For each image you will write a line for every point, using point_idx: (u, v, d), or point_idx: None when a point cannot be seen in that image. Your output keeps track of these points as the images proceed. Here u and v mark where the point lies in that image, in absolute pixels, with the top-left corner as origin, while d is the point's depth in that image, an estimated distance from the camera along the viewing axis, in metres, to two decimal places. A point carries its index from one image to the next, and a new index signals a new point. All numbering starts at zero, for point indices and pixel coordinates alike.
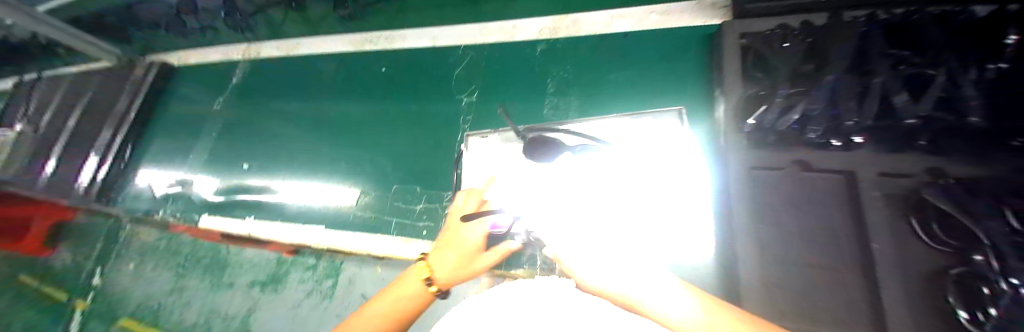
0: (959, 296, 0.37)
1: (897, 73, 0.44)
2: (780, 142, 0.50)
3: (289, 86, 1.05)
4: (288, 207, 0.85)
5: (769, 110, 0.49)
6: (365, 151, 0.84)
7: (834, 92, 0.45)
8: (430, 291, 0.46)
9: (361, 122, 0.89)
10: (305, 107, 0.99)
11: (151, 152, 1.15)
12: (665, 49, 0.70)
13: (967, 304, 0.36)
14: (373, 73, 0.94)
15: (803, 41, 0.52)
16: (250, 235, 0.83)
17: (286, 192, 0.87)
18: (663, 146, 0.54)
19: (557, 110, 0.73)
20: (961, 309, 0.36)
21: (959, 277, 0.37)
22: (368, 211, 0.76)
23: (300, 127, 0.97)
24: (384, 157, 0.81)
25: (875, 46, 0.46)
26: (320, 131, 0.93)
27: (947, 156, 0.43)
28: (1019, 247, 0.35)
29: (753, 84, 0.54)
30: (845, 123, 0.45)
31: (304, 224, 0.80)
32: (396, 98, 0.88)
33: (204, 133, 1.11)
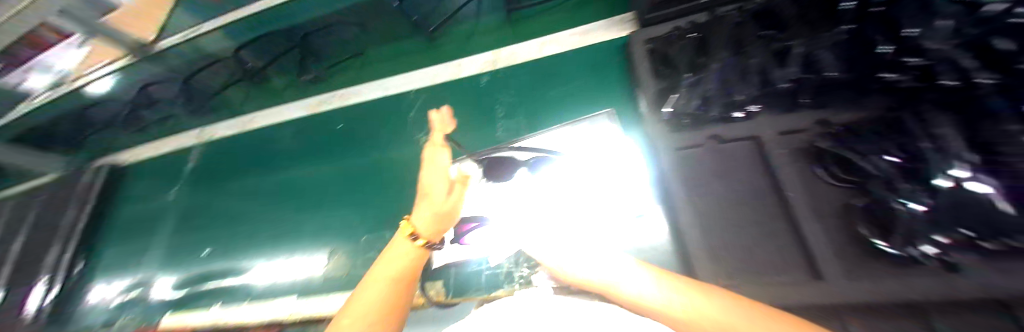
0: (870, 225, 0.41)
1: (767, 51, 0.52)
2: (695, 123, 0.56)
3: (251, 162, 1.06)
4: (256, 284, 0.81)
5: (679, 98, 0.57)
6: (331, 209, 0.84)
7: (722, 75, 0.54)
8: (419, 246, 0.39)
9: (325, 182, 0.91)
10: (270, 178, 1.00)
11: (102, 260, 1.07)
12: (592, 62, 0.76)
13: (878, 232, 0.40)
14: (331, 133, 0.98)
15: (694, 37, 0.61)
16: (216, 323, 0.77)
17: (253, 269, 0.84)
18: (602, 148, 0.62)
19: (510, 132, 0.74)
20: (876, 237, 0.40)
21: (865, 208, 0.42)
22: (339, 269, 0.73)
23: (265, 199, 0.96)
24: (349, 212, 0.81)
25: (746, 32, 0.55)
26: (285, 199, 0.94)
27: (828, 108, 0.50)
28: None
29: (663, 78, 0.61)
30: (737, 97, 0.52)
31: (274, 299, 0.76)
32: (355, 152, 0.91)
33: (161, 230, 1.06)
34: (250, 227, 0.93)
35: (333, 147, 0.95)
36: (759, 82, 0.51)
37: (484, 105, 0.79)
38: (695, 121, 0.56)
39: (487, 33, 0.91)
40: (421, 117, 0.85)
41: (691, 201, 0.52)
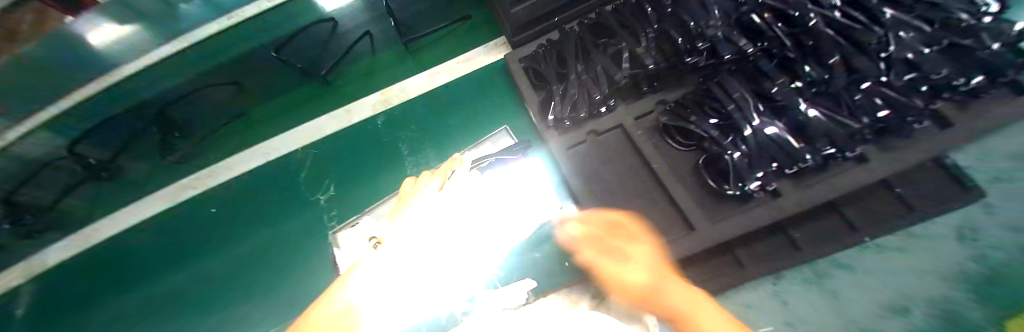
0: (712, 175, 0.51)
1: (605, 55, 0.61)
2: (575, 124, 0.62)
3: (101, 280, 0.83)
4: None
5: (555, 105, 0.62)
6: (233, 305, 0.72)
7: (580, 81, 0.61)
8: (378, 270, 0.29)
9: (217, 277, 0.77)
10: (140, 292, 0.80)
11: None
12: (482, 85, 0.80)
13: (718, 178, 0.51)
14: (213, 218, 0.82)
15: (552, 52, 0.68)
16: None
17: None
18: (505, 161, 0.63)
19: (419, 166, 0.74)
20: (717, 183, 0.50)
21: (706, 162, 0.52)
22: None
23: (137, 321, 0.77)
24: (258, 301, 0.71)
25: (588, 42, 0.64)
26: (165, 312, 0.76)
27: (662, 91, 0.60)
28: (718, 128, 0.52)
29: (541, 91, 0.69)
30: (596, 97, 0.59)
31: None
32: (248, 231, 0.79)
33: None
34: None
35: (221, 233, 0.80)
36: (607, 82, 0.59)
37: (389, 145, 0.78)
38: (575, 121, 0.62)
39: (370, 73, 0.86)
40: (318, 175, 0.79)
41: (583, 194, 0.57)
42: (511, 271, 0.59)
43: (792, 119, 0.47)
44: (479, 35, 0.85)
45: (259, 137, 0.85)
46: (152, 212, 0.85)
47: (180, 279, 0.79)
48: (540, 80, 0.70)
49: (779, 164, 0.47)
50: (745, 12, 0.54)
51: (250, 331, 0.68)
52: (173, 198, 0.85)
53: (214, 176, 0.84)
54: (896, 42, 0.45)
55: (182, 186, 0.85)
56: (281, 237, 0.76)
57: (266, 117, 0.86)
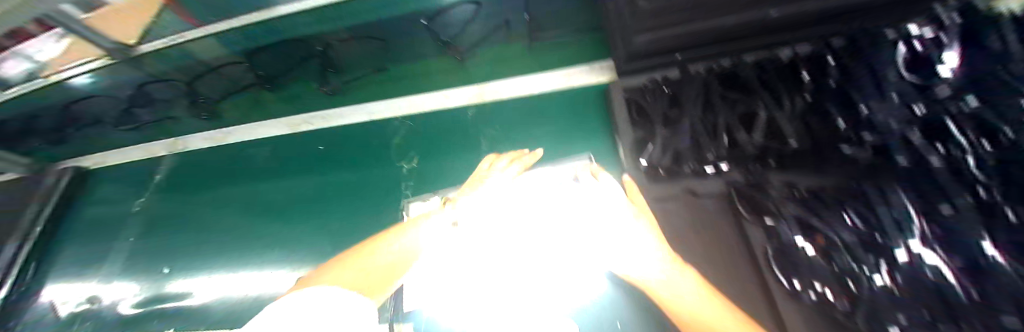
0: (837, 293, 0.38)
1: (733, 114, 0.54)
2: (670, 175, 0.55)
3: (218, 175, 0.99)
4: (215, 308, 0.76)
5: (651, 149, 0.57)
6: (302, 232, 0.80)
7: (693, 133, 0.55)
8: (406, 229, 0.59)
9: (297, 204, 0.85)
10: (240, 194, 0.93)
11: (51, 271, 0.96)
12: (577, 103, 0.77)
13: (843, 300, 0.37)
14: (311, 153, 0.92)
15: (666, 93, 0.62)
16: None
17: (212, 291, 0.79)
18: (583, 193, 0.59)
19: (494, 166, 0.73)
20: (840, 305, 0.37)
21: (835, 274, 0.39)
22: None
23: (235, 214, 0.90)
24: (322, 236, 0.77)
25: (715, 91, 0.58)
26: (253, 217, 0.87)
27: (793, 172, 0.50)
28: (862, 242, 0.39)
29: (640, 127, 0.61)
30: (708, 155, 0.53)
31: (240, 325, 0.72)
32: (334, 172, 0.87)
33: (122, 236, 0.97)
34: (216, 244, 0.86)
35: (313, 169, 0.90)
36: (727, 144, 0.53)
37: (471, 137, 0.79)
38: (671, 171, 0.55)
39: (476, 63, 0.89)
40: (405, 146, 0.83)
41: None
42: None
43: (966, 255, 0.31)
44: (589, 53, 0.82)
45: (364, 96, 0.94)
46: (266, 136, 0.98)
47: (272, 195, 0.90)
48: (641, 115, 0.63)
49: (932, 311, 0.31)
50: (938, 111, 0.41)
51: (308, 262, 0.75)
52: (288, 126, 0.97)
53: (322, 119, 0.95)
54: None
55: (296, 119, 0.97)
56: (356, 190, 0.82)
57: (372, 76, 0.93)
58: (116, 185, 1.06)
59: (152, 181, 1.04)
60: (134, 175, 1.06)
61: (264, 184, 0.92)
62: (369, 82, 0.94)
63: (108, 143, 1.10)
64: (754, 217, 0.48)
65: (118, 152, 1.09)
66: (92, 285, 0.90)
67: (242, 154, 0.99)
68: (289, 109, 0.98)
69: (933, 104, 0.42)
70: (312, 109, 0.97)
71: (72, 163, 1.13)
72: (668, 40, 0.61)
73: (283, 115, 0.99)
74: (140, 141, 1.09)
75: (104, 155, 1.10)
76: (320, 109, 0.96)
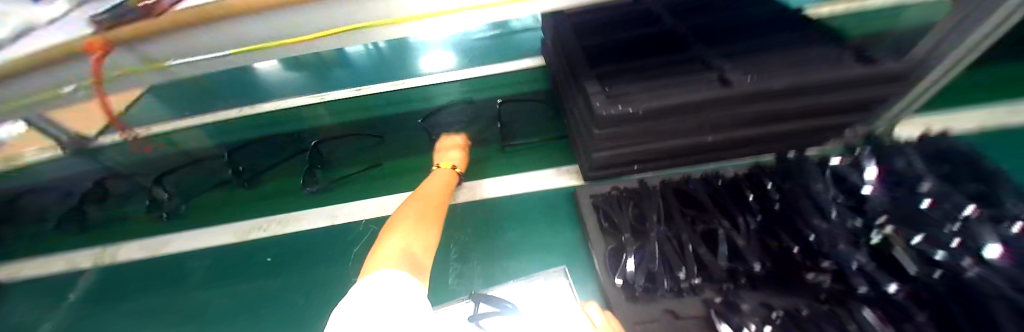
0: None
1: (695, 231, 0.55)
2: (647, 293, 0.53)
3: (134, 292, 0.83)
4: None
5: (626, 266, 0.55)
6: None
7: (660, 248, 0.55)
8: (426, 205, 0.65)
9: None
10: (155, 316, 0.77)
11: None
12: (551, 206, 0.78)
13: None
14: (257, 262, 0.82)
15: (630, 204, 0.64)
16: None
17: None
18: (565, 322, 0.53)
19: (463, 278, 0.67)
20: None
21: None
22: None
23: None
24: None
25: (674, 207, 0.60)
26: None
27: (764, 292, 0.49)
28: None
29: (610, 236, 0.63)
30: (679, 274, 0.51)
31: None
32: (277, 288, 0.75)
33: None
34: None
35: (254, 282, 0.78)
36: (696, 263, 0.52)
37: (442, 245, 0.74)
38: (647, 291, 0.53)
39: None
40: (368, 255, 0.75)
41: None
42: None
43: None
44: (559, 157, 0.88)
45: (333, 197, 0.91)
46: (211, 244, 0.88)
47: (193, 319, 0.74)
48: (610, 225, 0.64)
49: None
50: (863, 235, 0.49)
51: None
52: (239, 233, 0.89)
53: (282, 223, 0.88)
54: None
55: (250, 224, 0.89)
56: (300, 311, 0.70)
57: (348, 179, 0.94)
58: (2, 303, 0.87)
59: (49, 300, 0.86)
60: (31, 292, 0.88)
61: (188, 304, 0.77)
62: (342, 182, 0.92)
63: (31, 247, 0.98)
64: None
65: (31, 260, 0.95)
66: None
67: (175, 267, 0.86)
68: (251, 211, 0.93)
69: (857, 235, 0.49)
70: (272, 212, 0.91)
71: None
72: (625, 155, 0.67)
73: (239, 219, 0.92)
74: (63, 250, 0.95)
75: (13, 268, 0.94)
76: (281, 213, 0.91)
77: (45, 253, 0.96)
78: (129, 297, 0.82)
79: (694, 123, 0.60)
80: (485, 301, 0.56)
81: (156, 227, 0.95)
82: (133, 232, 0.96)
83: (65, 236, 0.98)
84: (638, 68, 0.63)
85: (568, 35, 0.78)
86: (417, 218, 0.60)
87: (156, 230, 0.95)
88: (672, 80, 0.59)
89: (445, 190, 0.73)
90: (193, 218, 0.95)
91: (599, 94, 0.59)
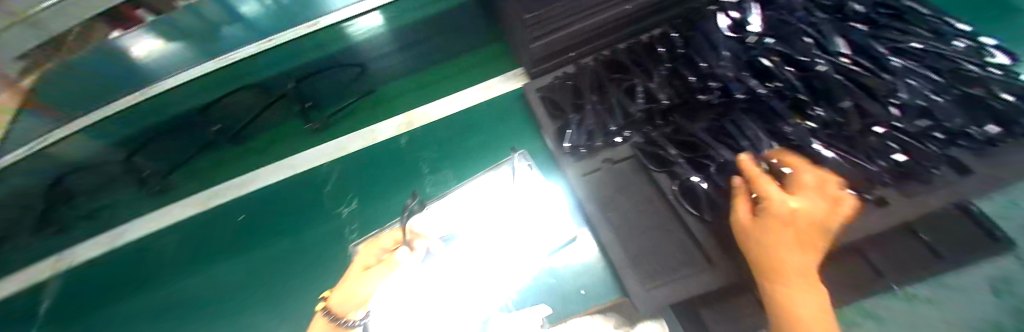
0: None
1: (621, 90, 0.65)
2: (590, 150, 0.63)
3: (102, 285, 0.79)
4: None
5: (574, 134, 0.65)
6: (238, 315, 0.70)
7: (596, 113, 0.65)
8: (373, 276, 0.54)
9: (223, 290, 0.74)
10: (143, 301, 0.76)
11: None
12: (503, 110, 0.83)
13: None
14: (232, 226, 0.82)
15: (568, 84, 0.72)
16: None
17: None
18: (530, 192, 0.62)
19: (438, 186, 0.74)
20: None
21: None
22: None
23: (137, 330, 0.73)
24: (264, 313, 0.68)
25: (604, 75, 0.68)
26: (168, 319, 0.73)
27: (675, 120, 0.60)
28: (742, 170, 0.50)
29: (556, 116, 0.71)
30: (611, 128, 0.62)
31: None
32: (264, 240, 0.78)
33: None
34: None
35: (236, 243, 0.80)
36: (621, 115, 0.62)
37: (408, 166, 0.79)
38: (590, 149, 0.63)
39: (408, 93, 0.93)
40: (342, 189, 0.80)
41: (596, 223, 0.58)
42: (524, 296, 0.58)
43: (805, 157, 0.49)
44: (504, 63, 0.90)
45: (294, 149, 0.89)
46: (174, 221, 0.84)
47: (186, 290, 0.76)
48: (555, 108, 0.72)
49: None
50: (754, 58, 0.56)
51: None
52: (201, 204, 0.85)
53: (247, 184, 0.86)
54: (907, 90, 0.47)
55: (207, 194, 0.86)
56: (296, 250, 0.75)
57: (294, 139, 0.91)
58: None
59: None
60: None
61: (174, 280, 0.78)
62: (309, 134, 0.90)
63: None
64: (659, 168, 0.58)
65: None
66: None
67: (143, 253, 0.82)
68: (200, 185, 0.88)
69: (750, 51, 0.57)
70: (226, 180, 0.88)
71: None
72: (560, 41, 0.71)
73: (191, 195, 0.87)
74: None
75: None
76: (237, 177, 0.88)
77: None
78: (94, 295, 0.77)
79: None
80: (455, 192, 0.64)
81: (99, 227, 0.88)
82: None
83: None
84: None
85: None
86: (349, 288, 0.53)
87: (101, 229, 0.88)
88: None
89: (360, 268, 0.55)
90: None
91: None
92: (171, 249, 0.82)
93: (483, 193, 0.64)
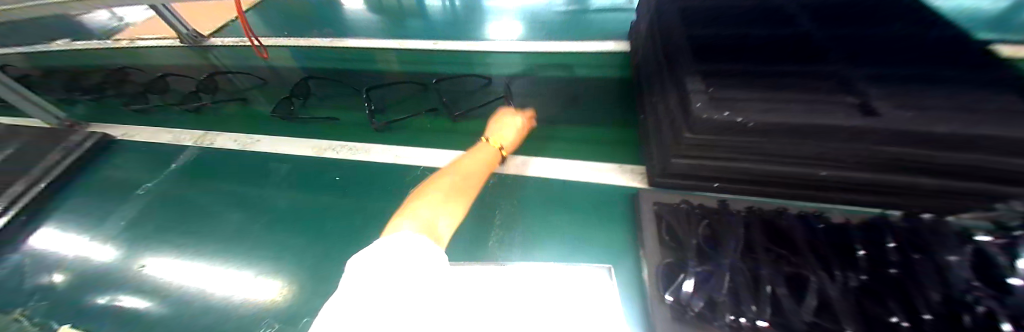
0: None
1: (779, 270, 0.51)
2: (701, 320, 0.49)
3: (243, 177, 1.02)
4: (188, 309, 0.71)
5: (684, 285, 0.52)
6: (309, 243, 0.81)
7: (735, 280, 0.50)
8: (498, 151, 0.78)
9: (308, 223, 0.86)
10: (256, 199, 0.95)
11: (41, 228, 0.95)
12: (609, 200, 0.77)
13: None
14: (337, 183, 0.95)
15: (703, 222, 0.60)
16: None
17: (187, 297, 0.74)
18: (593, 306, 0.54)
19: (502, 245, 0.71)
20: None
21: None
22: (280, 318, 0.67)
23: (246, 214, 0.92)
24: (307, 262, 0.77)
25: (757, 238, 0.55)
26: (257, 222, 0.88)
27: None
28: None
29: (669, 251, 0.59)
30: (748, 311, 0.46)
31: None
32: (355, 193, 0.91)
33: (128, 204, 1.00)
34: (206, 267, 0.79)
35: (324, 194, 0.92)
36: (770, 304, 0.47)
37: (485, 209, 0.79)
38: (701, 319, 0.49)
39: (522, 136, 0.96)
40: None
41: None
42: None
43: None
44: (629, 152, 0.87)
45: (415, 140, 1.03)
46: (293, 155, 1.06)
47: (284, 207, 0.92)
48: (671, 236, 0.61)
49: None
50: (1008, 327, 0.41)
51: (289, 313, 0.68)
52: (315, 150, 1.06)
53: (355, 152, 1.02)
54: None
55: (326, 144, 1.06)
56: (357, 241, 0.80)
57: (428, 132, 1.04)
58: (158, 154, 1.17)
59: (170, 168, 1.11)
60: (166, 159, 1.14)
61: (282, 193, 0.95)
62: (428, 130, 1.06)
63: (188, 118, 1.28)
64: None
65: (183, 130, 1.24)
66: (74, 240, 0.91)
67: (265, 169, 1.04)
68: (338, 133, 1.10)
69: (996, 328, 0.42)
70: (350, 141, 1.07)
71: (132, 132, 1.27)
72: (708, 167, 0.62)
73: (321, 140, 1.08)
74: (208, 126, 1.24)
75: (154, 133, 1.25)
76: (354, 142, 1.06)
77: (180, 129, 1.24)
78: (231, 185, 1.00)
79: (811, 151, 0.54)
80: (540, 265, 0.61)
81: (264, 131, 1.17)
82: (247, 127, 1.20)
83: (215, 115, 1.27)
84: (754, 79, 0.59)
85: (680, 38, 0.73)
86: (448, 193, 0.58)
87: (259, 133, 1.16)
88: (791, 97, 0.55)
89: (483, 168, 0.71)
90: (301, 130, 1.15)
91: (700, 94, 0.56)
92: (297, 170, 1.01)
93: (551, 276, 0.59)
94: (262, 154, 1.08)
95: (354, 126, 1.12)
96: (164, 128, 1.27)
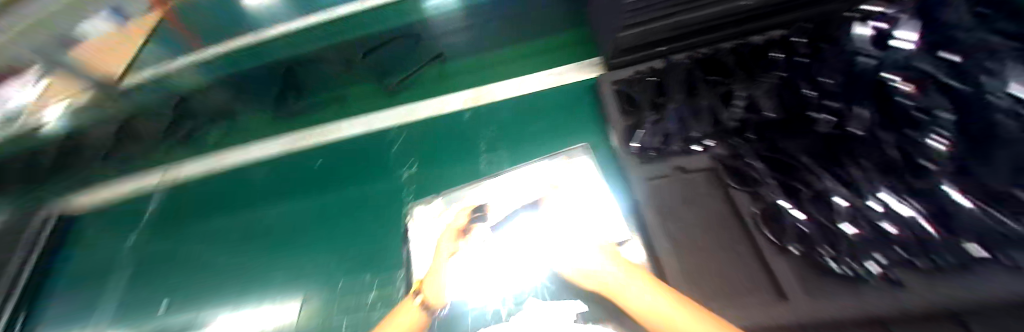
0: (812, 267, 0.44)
1: (714, 95, 0.62)
2: (660, 154, 0.61)
3: (226, 199, 1.00)
4: None
5: (645, 133, 0.63)
6: (321, 230, 0.83)
7: (681, 114, 0.62)
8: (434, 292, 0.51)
9: (312, 216, 0.88)
10: (248, 214, 0.95)
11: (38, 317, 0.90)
12: (574, 99, 0.83)
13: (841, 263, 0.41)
14: (326, 167, 0.96)
15: (653, 81, 0.69)
16: None
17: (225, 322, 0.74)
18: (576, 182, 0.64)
19: (492, 164, 0.78)
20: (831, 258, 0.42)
21: (806, 253, 0.45)
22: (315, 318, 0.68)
23: (247, 230, 0.91)
24: (326, 246, 0.79)
25: (697, 76, 0.65)
26: (257, 236, 0.89)
27: (770, 136, 0.55)
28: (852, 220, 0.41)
29: (628, 115, 0.68)
30: (693, 134, 0.60)
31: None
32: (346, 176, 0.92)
33: (108, 278, 0.94)
34: (231, 285, 0.80)
35: (318, 185, 0.94)
36: (710, 123, 0.59)
37: (469, 140, 0.84)
38: (659, 153, 0.61)
39: (480, 69, 0.99)
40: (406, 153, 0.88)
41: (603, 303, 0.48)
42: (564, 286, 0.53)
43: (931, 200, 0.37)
44: (582, 51, 0.91)
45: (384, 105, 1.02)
46: (267, 158, 1.04)
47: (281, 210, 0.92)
48: (630, 103, 0.69)
49: (912, 253, 0.38)
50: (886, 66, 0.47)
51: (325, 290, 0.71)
52: (285, 148, 1.03)
53: (330, 133, 1.01)
54: None
55: (296, 136, 1.03)
56: (364, 209, 0.83)
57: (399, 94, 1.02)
58: (114, 210, 1.07)
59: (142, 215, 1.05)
60: (128, 212, 1.06)
61: (274, 198, 0.95)
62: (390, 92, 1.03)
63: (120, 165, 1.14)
64: (738, 182, 0.54)
65: (125, 179, 1.12)
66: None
67: (248, 181, 1.02)
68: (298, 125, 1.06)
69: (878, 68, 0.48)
70: (317, 126, 1.05)
71: (58, 200, 1.11)
72: (650, 33, 0.68)
73: (288, 135, 1.06)
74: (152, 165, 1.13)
75: (94, 192, 1.12)
76: (322, 126, 1.05)
77: (122, 178, 1.12)
78: (219, 211, 0.98)
79: None
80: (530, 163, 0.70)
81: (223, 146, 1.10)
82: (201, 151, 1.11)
83: (154, 152, 1.14)
84: None
85: None
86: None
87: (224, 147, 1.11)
88: None
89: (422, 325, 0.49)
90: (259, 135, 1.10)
91: None
92: (277, 173, 1.00)
93: (541, 172, 0.68)
94: (237, 169, 1.04)
95: (311, 113, 1.07)
96: (101, 185, 1.13)
